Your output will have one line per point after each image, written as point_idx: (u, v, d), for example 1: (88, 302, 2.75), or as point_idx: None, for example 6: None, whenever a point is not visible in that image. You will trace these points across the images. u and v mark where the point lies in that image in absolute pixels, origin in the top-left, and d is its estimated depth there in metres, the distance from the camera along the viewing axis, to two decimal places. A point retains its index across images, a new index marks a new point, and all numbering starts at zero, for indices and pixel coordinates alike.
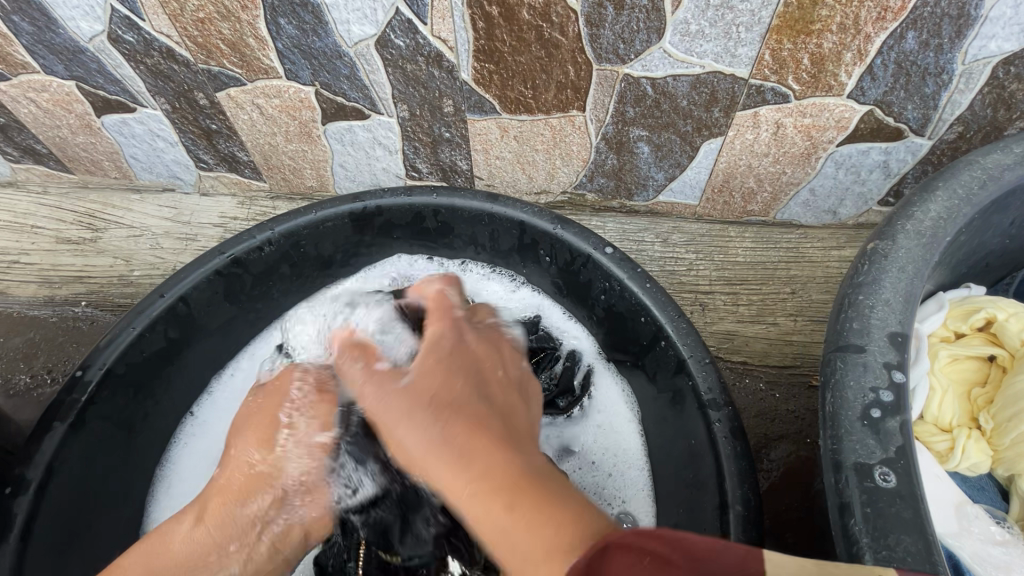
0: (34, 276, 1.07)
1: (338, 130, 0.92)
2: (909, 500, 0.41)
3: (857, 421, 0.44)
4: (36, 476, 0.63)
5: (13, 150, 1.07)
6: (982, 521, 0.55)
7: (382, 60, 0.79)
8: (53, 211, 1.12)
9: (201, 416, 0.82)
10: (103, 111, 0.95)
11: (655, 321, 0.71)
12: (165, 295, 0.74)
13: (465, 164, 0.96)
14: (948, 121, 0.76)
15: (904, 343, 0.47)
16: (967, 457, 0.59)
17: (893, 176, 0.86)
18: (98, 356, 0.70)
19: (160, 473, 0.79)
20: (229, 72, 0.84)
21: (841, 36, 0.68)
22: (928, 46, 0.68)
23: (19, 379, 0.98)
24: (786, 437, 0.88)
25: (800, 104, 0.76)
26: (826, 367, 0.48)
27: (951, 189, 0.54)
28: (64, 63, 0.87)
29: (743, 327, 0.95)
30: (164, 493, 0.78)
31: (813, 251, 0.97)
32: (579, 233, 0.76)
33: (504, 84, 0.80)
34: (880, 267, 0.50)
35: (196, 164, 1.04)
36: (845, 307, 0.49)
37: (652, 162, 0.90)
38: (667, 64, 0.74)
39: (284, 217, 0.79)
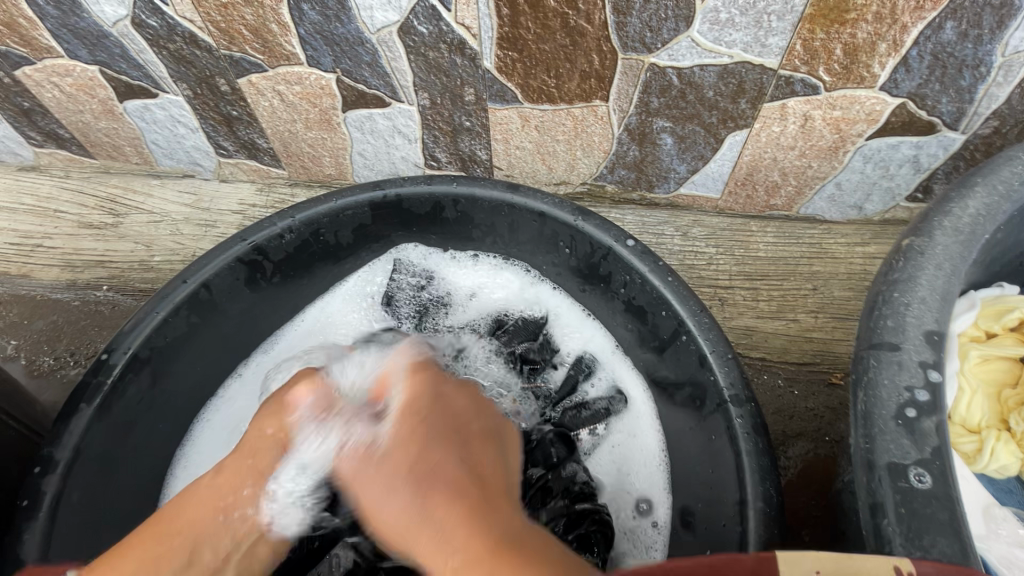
0: (58, 260, 1.08)
1: (359, 118, 0.91)
2: (944, 502, 0.41)
3: (892, 420, 0.44)
4: (64, 456, 0.64)
5: (36, 134, 1.08)
6: (1010, 524, 0.54)
7: (404, 47, 0.79)
8: (75, 195, 1.13)
9: (227, 392, 0.84)
10: (126, 97, 0.95)
11: (676, 316, 0.70)
12: (188, 281, 0.74)
13: (485, 154, 0.95)
14: (984, 115, 0.74)
15: (941, 342, 0.45)
16: (996, 459, 0.58)
17: (923, 172, 0.84)
18: (123, 340, 0.71)
19: (180, 451, 0.80)
20: (251, 58, 0.84)
21: (876, 26, 0.66)
22: (967, 37, 0.66)
23: (43, 360, 1.00)
24: (804, 434, 0.87)
25: (831, 96, 0.75)
26: (858, 365, 0.47)
27: (991, 185, 0.52)
28: (89, 47, 0.87)
29: (763, 322, 0.94)
30: (183, 471, 0.79)
31: (836, 247, 0.96)
32: (601, 225, 0.75)
33: (527, 73, 0.79)
34: (916, 264, 0.49)
35: (215, 150, 1.04)
36: (879, 305, 0.48)
37: (675, 153, 0.89)
38: (694, 53, 0.73)
39: (304, 205, 0.78)
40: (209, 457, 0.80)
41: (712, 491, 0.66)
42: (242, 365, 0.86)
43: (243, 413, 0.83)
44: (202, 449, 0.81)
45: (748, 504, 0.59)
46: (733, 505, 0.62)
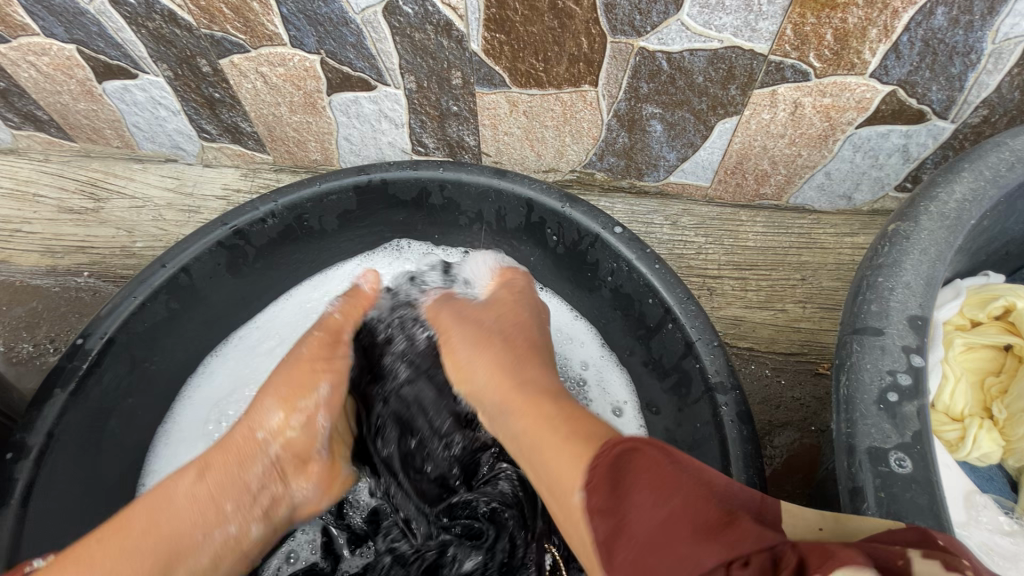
0: (37, 245, 1.06)
1: (344, 101, 0.90)
2: (924, 486, 0.41)
3: (873, 405, 0.43)
4: (37, 443, 0.62)
5: (13, 116, 1.05)
6: (991, 511, 0.54)
7: (390, 27, 0.77)
8: (54, 179, 1.10)
9: (210, 368, 0.83)
10: (105, 77, 0.93)
11: (663, 303, 0.69)
12: (167, 266, 0.73)
13: (473, 139, 0.94)
14: (974, 103, 0.74)
15: (924, 327, 0.45)
16: (978, 446, 0.58)
17: (913, 161, 0.83)
18: (99, 325, 0.69)
19: (160, 428, 0.79)
20: (232, 38, 0.82)
21: (867, 11, 0.65)
22: (958, 23, 0.65)
23: (22, 347, 0.98)
24: (790, 423, 0.87)
25: (821, 83, 0.74)
26: (841, 350, 0.46)
27: (978, 170, 0.52)
28: (65, 25, 0.85)
29: (752, 312, 0.93)
30: (166, 448, 0.79)
31: (825, 237, 0.95)
32: (588, 211, 0.74)
33: (515, 56, 0.78)
34: (901, 249, 0.48)
35: (198, 134, 1.02)
36: (863, 290, 0.48)
37: (664, 141, 0.88)
38: (684, 38, 0.72)
39: (287, 189, 0.77)
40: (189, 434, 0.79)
41: None
42: (224, 343, 0.85)
43: (220, 392, 0.82)
44: (186, 425, 0.80)
45: None
46: None
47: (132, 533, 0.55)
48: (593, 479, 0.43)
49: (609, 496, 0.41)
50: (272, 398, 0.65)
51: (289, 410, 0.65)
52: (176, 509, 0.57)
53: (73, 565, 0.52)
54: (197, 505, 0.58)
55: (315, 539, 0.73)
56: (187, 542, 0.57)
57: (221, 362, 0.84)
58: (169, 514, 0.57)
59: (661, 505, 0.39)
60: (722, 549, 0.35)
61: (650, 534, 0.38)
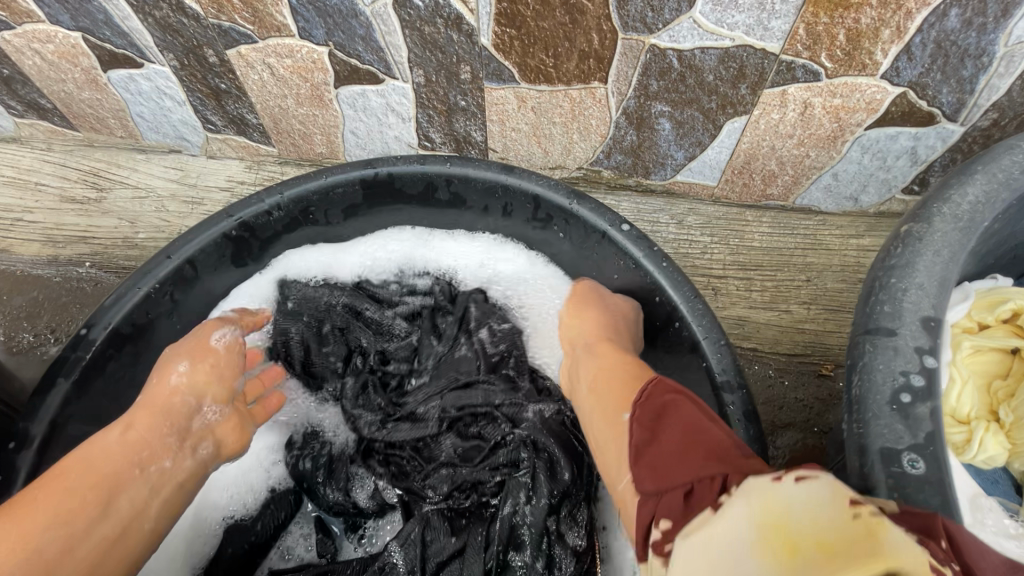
0: (39, 235, 1.06)
1: (351, 94, 0.89)
2: (937, 488, 0.41)
3: (886, 405, 0.43)
4: (41, 432, 0.62)
5: (17, 104, 1.04)
6: (996, 514, 0.54)
7: (399, 20, 0.76)
8: (57, 168, 1.10)
9: None
10: (110, 66, 0.92)
11: (670, 301, 0.69)
12: (172, 257, 0.72)
13: (480, 135, 0.93)
14: (984, 106, 0.74)
15: (937, 328, 0.45)
16: (984, 450, 0.58)
17: (921, 164, 0.83)
18: (103, 315, 0.69)
19: None
20: (240, 29, 0.82)
21: (880, 12, 0.65)
22: (971, 25, 0.65)
23: (23, 337, 0.98)
24: (793, 425, 0.87)
25: (832, 83, 0.74)
26: (854, 351, 0.46)
27: (991, 173, 0.51)
28: (71, 12, 0.84)
29: (756, 312, 0.94)
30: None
31: (831, 239, 0.95)
32: (595, 208, 0.74)
33: (524, 51, 0.77)
34: (915, 250, 0.48)
35: (203, 125, 1.01)
36: (876, 290, 0.47)
37: (672, 139, 0.88)
38: (696, 35, 0.71)
39: (292, 182, 0.76)
40: None
41: None
42: None
43: None
44: None
45: None
46: None
47: (72, 491, 0.53)
48: (645, 405, 0.53)
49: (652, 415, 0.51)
50: (180, 359, 0.65)
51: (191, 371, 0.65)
52: (97, 465, 0.55)
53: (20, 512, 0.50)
54: (118, 454, 0.57)
55: (309, 535, 0.75)
56: (121, 485, 0.56)
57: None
58: (97, 464, 0.55)
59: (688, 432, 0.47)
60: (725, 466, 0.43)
61: (673, 450, 0.47)
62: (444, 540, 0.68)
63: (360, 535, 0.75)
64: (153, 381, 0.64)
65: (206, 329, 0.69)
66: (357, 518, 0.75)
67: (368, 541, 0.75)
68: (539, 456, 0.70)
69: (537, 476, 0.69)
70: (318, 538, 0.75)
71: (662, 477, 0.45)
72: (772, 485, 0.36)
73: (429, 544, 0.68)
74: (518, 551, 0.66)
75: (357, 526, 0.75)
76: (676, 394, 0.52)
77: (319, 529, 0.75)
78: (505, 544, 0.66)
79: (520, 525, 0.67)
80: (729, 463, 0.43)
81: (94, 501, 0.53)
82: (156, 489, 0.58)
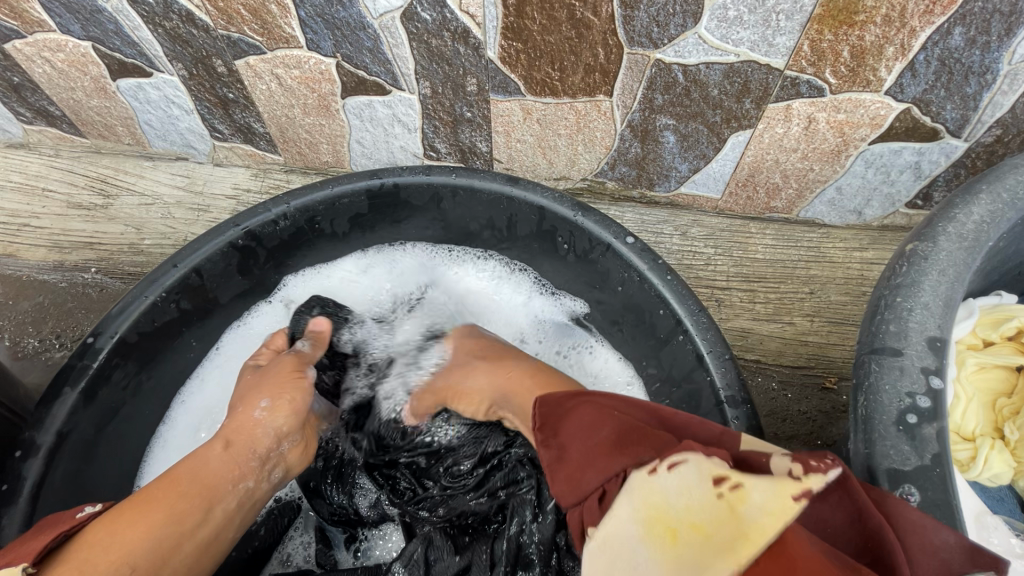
0: (44, 240, 1.06)
1: (358, 105, 0.90)
2: (945, 509, 0.41)
3: (892, 426, 0.43)
4: (47, 441, 0.63)
5: (26, 111, 1.05)
6: (1002, 532, 0.54)
7: (407, 33, 0.77)
8: (64, 174, 1.10)
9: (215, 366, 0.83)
10: (119, 75, 0.93)
11: (673, 314, 0.69)
12: (179, 266, 0.72)
13: (485, 146, 0.94)
14: (987, 123, 0.74)
15: (943, 349, 0.45)
16: (989, 468, 0.58)
17: (924, 178, 0.84)
18: (109, 324, 0.69)
19: (160, 426, 0.79)
20: (249, 40, 0.82)
21: (884, 29, 0.65)
22: (975, 43, 0.66)
23: (28, 342, 0.98)
24: (797, 437, 0.87)
25: (836, 99, 0.74)
26: (859, 370, 0.47)
27: (996, 193, 0.52)
28: (82, 22, 0.85)
29: (759, 324, 0.94)
30: (163, 450, 0.78)
31: (834, 251, 0.95)
32: (600, 221, 0.74)
33: (531, 64, 0.78)
34: (920, 269, 0.48)
35: (210, 134, 1.02)
36: (880, 310, 0.48)
37: (677, 152, 0.88)
38: (701, 50, 0.72)
39: (299, 191, 0.77)
40: (189, 434, 0.79)
41: None
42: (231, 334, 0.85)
43: (222, 391, 0.82)
44: (187, 425, 0.80)
45: None
46: None
47: (182, 491, 0.56)
48: (546, 416, 0.51)
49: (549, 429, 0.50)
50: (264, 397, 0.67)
51: (271, 403, 0.67)
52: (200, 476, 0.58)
53: (132, 510, 0.53)
54: (221, 467, 0.60)
55: (310, 544, 0.76)
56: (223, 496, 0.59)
57: (211, 364, 0.82)
58: (200, 474, 0.58)
59: (593, 432, 0.46)
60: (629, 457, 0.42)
61: (583, 455, 0.45)
62: (448, 559, 0.67)
63: (357, 547, 0.75)
64: (237, 413, 0.67)
65: (287, 363, 0.73)
66: (356, 528, 0.75)
67: (364, 554, 0.75)
68: (539, 471, 0.69)
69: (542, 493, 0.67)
70: (319, 548, 0.75)
71: (576, 486, 0.44)
72: (648, 479, 0.39)
73: (433, 563, 0.67)
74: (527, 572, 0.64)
75: (354, 538, 0.76)
76: (575, 399, 0.51)
77: (320, 539, 0.76)
78: (512, 564, 0.64)
79: (527, 544, 0.65)
80: (628, 454, 0.42)
81: (197, 505, 0.56)
82: (242, 503, 0.61)
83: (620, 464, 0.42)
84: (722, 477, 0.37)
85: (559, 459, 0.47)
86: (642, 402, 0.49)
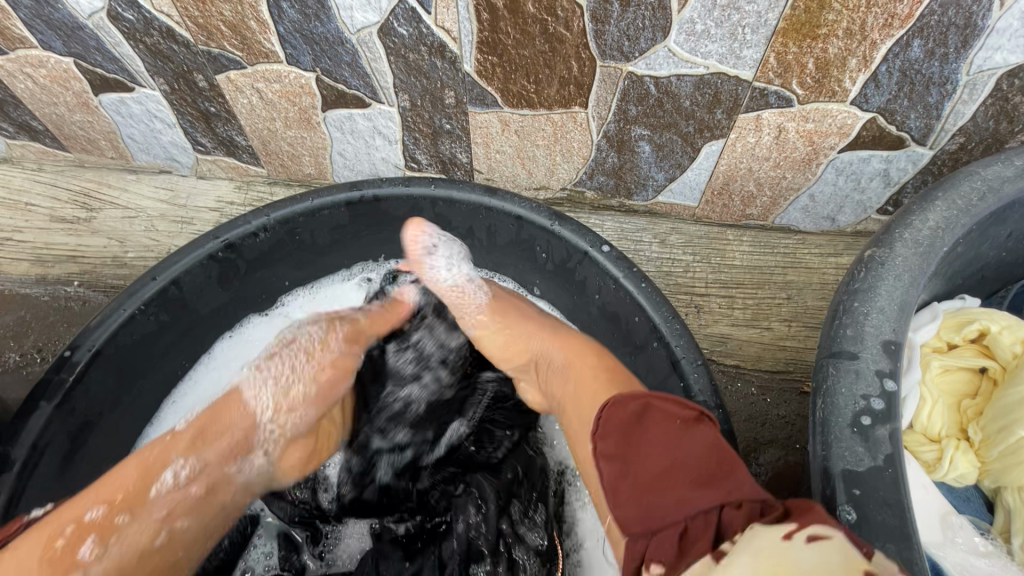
0: (27, 254, 1.06)
1: (338, 118, 0.91)
2: (896, 509, 0.42)
3: (847, 428, 0.44)
4: (21, 455, 0.63)
5: (8, 126, 1.05)
6: (966, 532, 0.55)
7: (385, 48, 0.78)
8: (46, 189, 1.10)
9: (196, 375, 0.84)
10: (101, 90, 0.94)
11: (649, 321, 0.70)
12: (157, 279, 0.73)
13: (465, 157, 0.95)
14: (950, 131, 0.76)
15: (897, 352, 0.46)
16: (954, 468, 0.59)
17: (893, 185, 0.86)
18: (87, 337, 0.69)
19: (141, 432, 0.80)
20: (230, 55, 0.83)
21: (846, 42, 0.67)
22: (934, 55, 0.68)
23: (9, 356, 0.98)
24: (775, 441, 0.88)
25: (804, 109, 0.76)
26: (818, 373, 0.48)
27: (951, 199, 0.53)
28: (63, 39, 0.86)
29: (737, 330, 0.95)
30: None
31: (809, 257, 0.97)
32: (577, 230, 0.76)
33: (506, 77, 0.79)
34: (877, 274, 0.49)
35: (193, 147, 1.03)
36: (839, 314, 0.49)
37: (653, 161, 0.90)
38: (671, 63, 0.74)
39: (279, 204, 0.77)
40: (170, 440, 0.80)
41: None
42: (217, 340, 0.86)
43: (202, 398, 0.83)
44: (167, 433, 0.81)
45: None
46: None
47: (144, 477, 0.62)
48: (604, 432, 0.56)
49: (614, 447, 0.54)
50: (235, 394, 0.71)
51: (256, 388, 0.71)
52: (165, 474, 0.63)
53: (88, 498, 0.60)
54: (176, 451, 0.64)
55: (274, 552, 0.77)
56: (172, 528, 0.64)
57: (204, 368, 0.84)
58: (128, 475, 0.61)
59: (675, 450, 0.52)
60: (716, 496, 0.48)
61: (651, 476, 0.51)
62: (399, 565, 0.68)
63: (322, 549, 0.76)
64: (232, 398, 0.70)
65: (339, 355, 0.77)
66: (319, 526, 0.76)
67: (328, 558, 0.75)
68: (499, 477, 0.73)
69: (481, 484, 0.71)
70: (284, 554, 0.76)
71: (647, 514, 0.50)
72: (781, 543, 0.40)
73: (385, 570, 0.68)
74: (478, 563, 0.68)
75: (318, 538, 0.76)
76: (643, 406, 0.55)
77: (284, 545, 0.76)
78: (465, 558, 0.68)
79: (476, 537, 0.69)
80: (714, 493, 0.48)
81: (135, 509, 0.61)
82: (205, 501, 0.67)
83: (704, 501, 0.48)
84: (817, 535, 0.39)
85: (621, 477, 0.53)
86: (689, 412, 0.54)
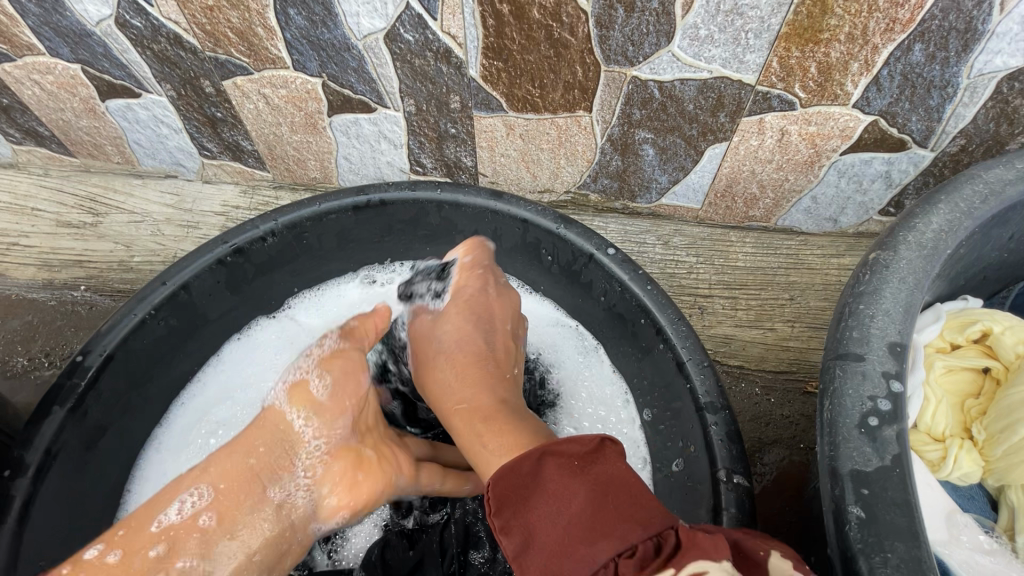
0: (33, 258, 1.07)
1: (344, 122, 0.92)
2: (904, 509, 0.43)
3: (855, 429, 0.45)
4: (35, 460, 0.63)
5: (15, 131, 1.06)
6: (971, 530, 0.56)
7: (391, 54, 0.79)
8: (52, 194, 1.11)
9: (205, 378, 0.84)
10: (108, 96, 0.94)
11: (656, 323, 0.71)
12: (166, 284, 0.73)
13: (470, 161, 0.96)
14: (951, 133, 0.77)
15: (903, 353, 0.47)
16: (959, 467, 0.60)
17: (895, 187, 0.86)
18: (98, 342, 0.70)
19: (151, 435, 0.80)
20: (236, 61, 0.84)
21: (848, 46, 0.68)
22: (935, 59, 0.68)
23: (17, 361, 0.99)
24: (779, 441, 0.89)
25: (806, 112, 0.77)
26: (825, 375, 0.48)
27: (954, 202, 0.54)
28: (71, 46, 0.87)
29: (741, 331, 0.96)
30: (155, 454, 0.80)
31: (812, 258, 0.98)
32: (582, 233, 0.76)
33: (512, 82, 0.80)
34: (882, 277, 0.50)
35: (199, 152, 1.03)
36: (845, 316, 0.50)
37: (656, 164, 0.90)
38: (675, 68, 0.74)
39: (287, 209, 0.78)
40: (180, 443, 0.80)
41: (687, 496, 0.68)
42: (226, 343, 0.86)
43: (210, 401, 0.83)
44: (177, 436, 0.81)
45: (721, 510, 0.60)
46: (707, 509, 0.62)
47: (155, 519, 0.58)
48: (506, 488, 0.49)
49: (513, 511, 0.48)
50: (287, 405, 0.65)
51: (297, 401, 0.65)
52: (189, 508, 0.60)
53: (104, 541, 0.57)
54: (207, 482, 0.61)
55: None
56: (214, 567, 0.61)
57: (212, 370, 0.85)
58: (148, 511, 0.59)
59: (569, 503, 0.47)
60: (614, 544, 0.43)
61: (557, 538, 0.46)
62: (403, 554, 0.70)
63: (331, 548, 0.75)
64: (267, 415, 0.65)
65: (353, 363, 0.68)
66: None
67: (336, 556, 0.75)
68: None
69: None
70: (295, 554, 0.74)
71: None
72: None
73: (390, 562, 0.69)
74: (476, 548, 0.71)
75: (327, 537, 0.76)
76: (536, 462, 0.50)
77: None
78: (464, 545, 0.70)
79: (474, 523, 0.73)
80: (612, 541, 0.44)
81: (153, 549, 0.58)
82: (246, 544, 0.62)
83: (607, 551, 0.43)
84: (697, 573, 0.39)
85: (525, 547, 0.47)
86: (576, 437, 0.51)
